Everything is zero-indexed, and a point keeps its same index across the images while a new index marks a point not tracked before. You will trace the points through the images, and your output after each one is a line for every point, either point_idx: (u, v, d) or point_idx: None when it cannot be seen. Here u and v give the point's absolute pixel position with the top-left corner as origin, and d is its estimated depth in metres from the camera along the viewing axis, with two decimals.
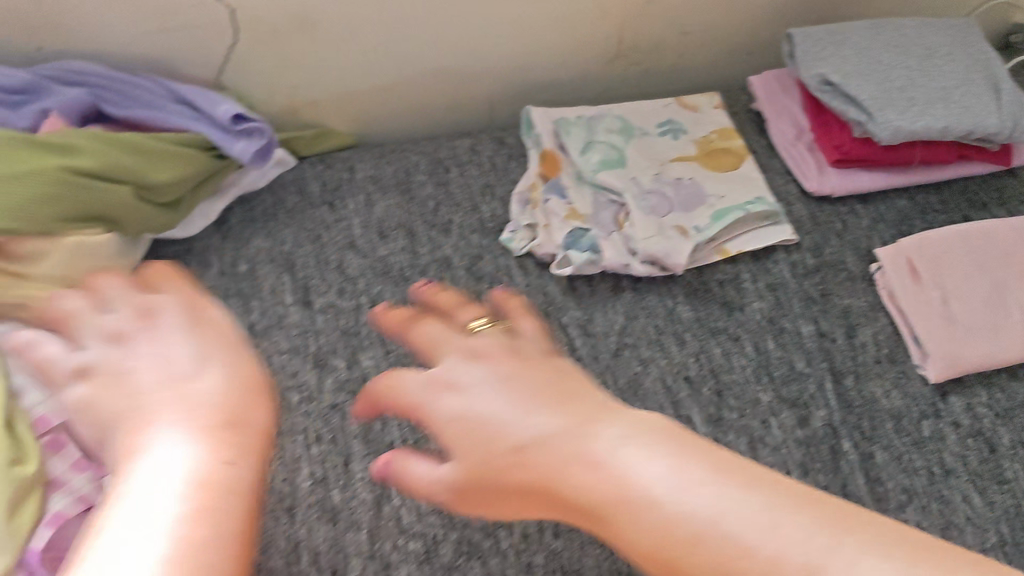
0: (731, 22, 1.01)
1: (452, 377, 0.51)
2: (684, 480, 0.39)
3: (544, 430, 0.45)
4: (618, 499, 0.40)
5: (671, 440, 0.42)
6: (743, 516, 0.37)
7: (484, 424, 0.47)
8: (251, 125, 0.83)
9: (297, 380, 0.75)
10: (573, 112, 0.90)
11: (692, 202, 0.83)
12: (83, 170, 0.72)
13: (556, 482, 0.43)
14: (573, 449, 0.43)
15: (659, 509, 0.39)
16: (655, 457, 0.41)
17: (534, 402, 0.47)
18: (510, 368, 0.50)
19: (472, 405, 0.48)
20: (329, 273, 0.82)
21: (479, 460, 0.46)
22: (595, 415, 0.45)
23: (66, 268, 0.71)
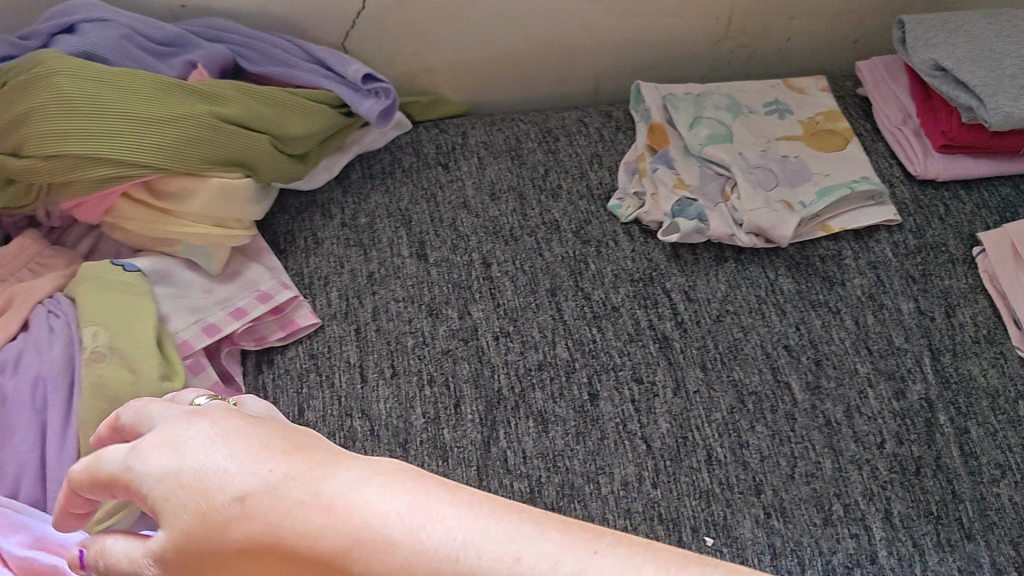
0: (841, 7, 1.02)
1: (169, 436, 0.41)
2: (452, 531, 0.34)
3: (270, 480, 0.38)
4: (344, 551, 0.35)
5: (404, 483, 0.37)
6: (542, 567, 0.33)
7: (201, 484, 0.38)
8: (378, 85, 0.89)
9: (412, 326, 0.80)
10: (682, 88, 0.93)
11: (797, 177, 0.85)
12: (228, 117, 0.79)
13: (276, 536, 0.36)
14: (283, 500, 0.37)
15: (394, 550, 0.34)
16: (395, 500, 0.36)
17: (254, 447, 0.39)
18: (235, 422, 0.41)
19: (182, 453, 0.40)
20: (442, 229, 0.86)
21: (192, 521, 0.38)
22: (324, 458, 0.39)
23: (212, 207, 0.77)
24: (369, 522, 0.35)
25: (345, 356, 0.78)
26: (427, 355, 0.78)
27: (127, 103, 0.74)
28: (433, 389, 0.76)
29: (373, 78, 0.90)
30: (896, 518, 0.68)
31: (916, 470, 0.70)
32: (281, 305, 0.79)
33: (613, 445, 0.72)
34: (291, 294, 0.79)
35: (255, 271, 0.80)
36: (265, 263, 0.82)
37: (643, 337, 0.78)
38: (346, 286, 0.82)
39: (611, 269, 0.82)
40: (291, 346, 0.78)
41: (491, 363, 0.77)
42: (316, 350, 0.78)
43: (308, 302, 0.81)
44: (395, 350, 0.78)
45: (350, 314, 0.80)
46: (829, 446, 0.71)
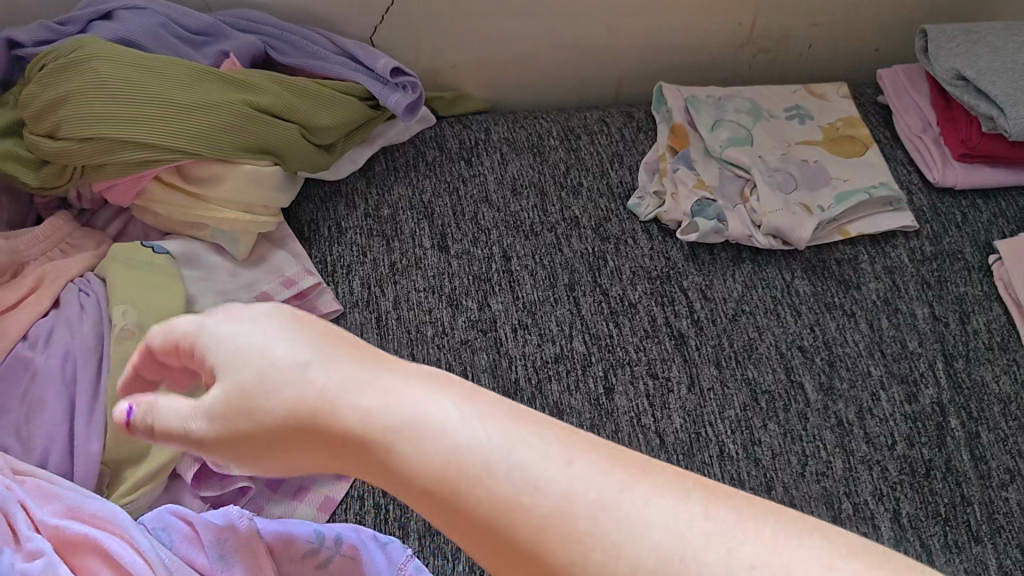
0: (863, 16, 1.03)
1: (242, 314, 0.44)
2: (496, 430, 0.37)
3: (331, 370, 0.41)
4: (390, 431, 0.38)
5: (455, 383, 0.40)
6: (572, 470, 0.36)
7: (266, 372, 0.41)
8: (405, 79, 0.90)
9: (432, 316, 0.81)
10: (704, 92, 0.94)
11: (816, 182, 0.86)
12: (259, 105, 0.80)
13: (325, 412, 0.40)
14: (342, 386, 0.40)
15: (427, 437, 0.38)
16: (445, 398, 0.39)
17: (318, 340, 0.43)
18: (304, 315, 0.44)
19: (250, 333, 0.43)
20: (463, 222, 0.88)
21: (247, 385, 0.41)
22: (379, 359, 0.42)
23: (240, 192, 0.79)
24: (419, 412, 0.39)
25: (365, 343, 0.79)
26: (447, 345, 0.79)
27: (162, 89, 0.77)
28: None
29: (402, 72, 0.91)
30: (905, 518, 0.69)
31: (926, 472, 0.71)
32: (304, 291, 0.80)
33: (627, 437, 0.73)
34: (315, 281, 0.80)
35: (281, 257, 0.82)
36: (290, 250, 0.83)
37: (659, 333, 0.79)
38: (367, 275, 0.83)
39: (629, 266, 0.83)
40: None
41: (509, 354, 0.78)
42: None
43: (331, 289, 0.82)
44: (415, 339, 0.79)
45: (371, 302, 0.82)
46: (840, 446, 0.72)
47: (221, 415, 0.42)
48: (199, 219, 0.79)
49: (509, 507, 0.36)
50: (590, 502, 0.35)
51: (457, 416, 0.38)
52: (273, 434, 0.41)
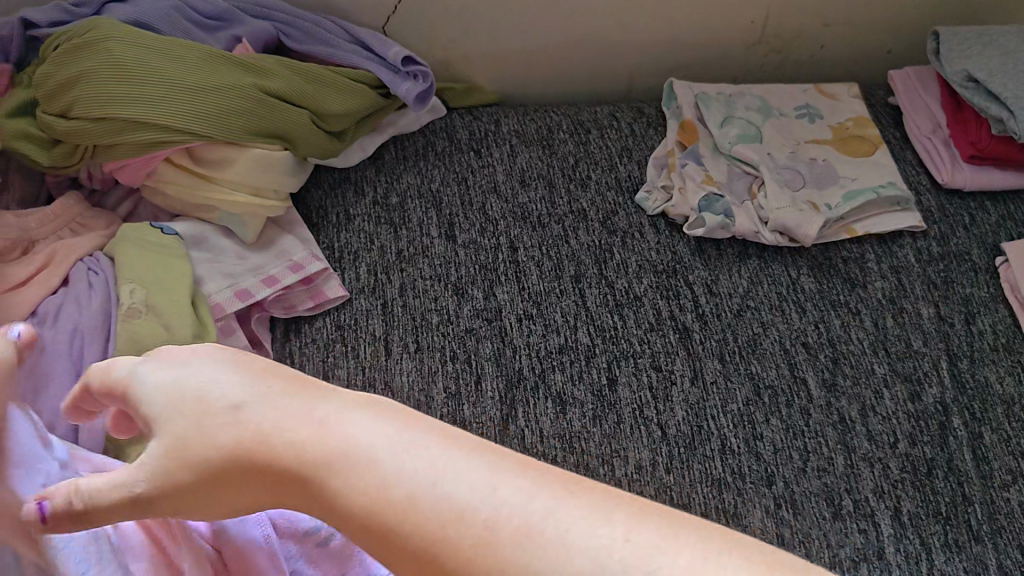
0: (875, 17, 1.03)
1: (173, 356, 0.43)
2: (430, 457, 0.39)
3: (271, 404, 0.41)
4: (331, 461, 0.40)
5: (388, 413, 0.42)
6: (500, 496, 0.37)
7: (208, 403, 0.41)
8: (417, 68, 0.90)
9: (438, 304, 0.81)
10: (715, 89, 0.94)
11: (824, 180, 0.86)
12: (271, 91, 0.81)
13: (263, 449, 0.40)
14: (281, 421, 0.41)
15: (366, 468, 0.39)
16: (378, 428, 0.41)
17: (261, 372, 0.43)
18: (239, 353, 0.44)
19: (192, 370, 0.42)
20: (471, 212, 0.88)
21: (186, 424, 0.40)
22: (314, 391, 0.43)
23: (249, 176, 0.79)
24: (356, 445, 0.40)
25: (371, 329, 0.79)
26: (452, 333, 0.79)
27: (174, 71, 0.77)
28: (456, 365, 0.77)
29: (413, 61, 0.91)
30: (906, 516, 0.69)
31: (927, 471, 0.71)
32: (311, 276, 0.80)
33: (628, 429, 0.73)
34: (322, 267, 0.81)
35: (289, 242, 0.82)
36: (298, 236, 0.84)
37: (663, 326, 0.79)
38: (374, 263, 0.84)
39: (635, 260, 0.84)
40: (319, 316, 0.80)
41: (513, 344, 0.79)
42: (343, 321, 0.80)
43: (338, 275, 0.83)
44: (420, 327, 0.79)
45: (377, 289, 0.82)
46: (842, 443, 0.72)
47: (151, 464, 0.41)
48: (209, 201, 0.80)
49: (440, 535, 0.37)
50: (519, 520, 0.36)
51: (390, 445, 0.40)
52: (216, 481, 0.40)
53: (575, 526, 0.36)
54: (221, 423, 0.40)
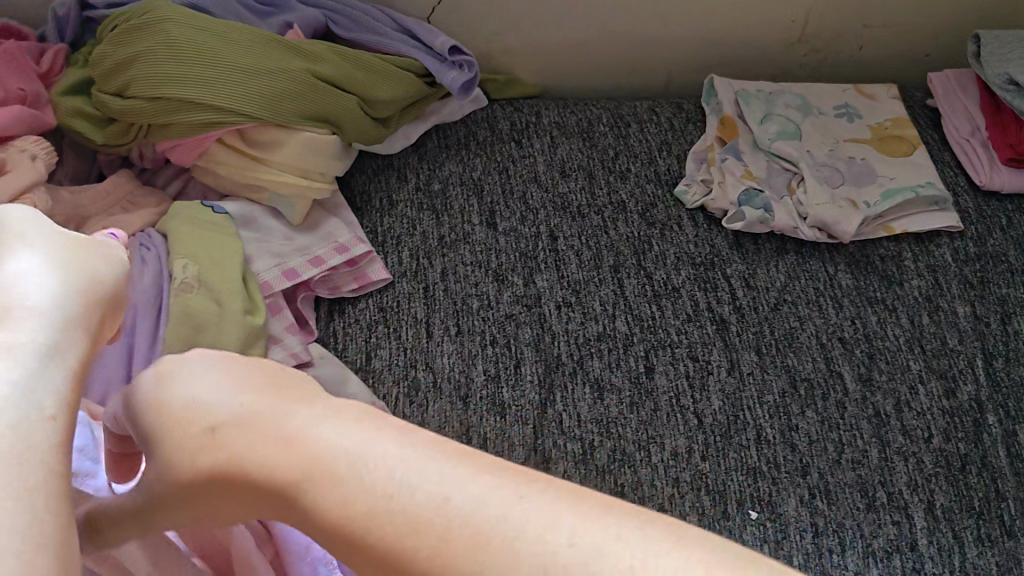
0: (915, 19, 1.04)
1: (162, 365, 0.37)
2: (400, 455, 0.32)
3: (239, 413, 0.35)
4: (309, 474, 0.32)
5: (389, 425, 0.34)
6: (497, 509, 0.30)
7: (185, 404, 0.35)
8: (462, 58, 0.92)
9: (478, 289, 0.83)
10: (755, 86, 0.95)
11: (863, 179, 0.87)
12: (321, 75, 0.82)
13: (237, 468, 0.33)
14: (249, 437, 0.34)
15: (343, 481, 0.32)
16: (371, 440, 0.33)
17: (233, 378, 0.36)
18: (234, 358, 0.38)
19: (185, 379, 0.36)
20: (512, 201, 0.89)
21: (161, 428, 0.35)
22: (310, 397, 0.36)
23: (298, 158, 0.81)
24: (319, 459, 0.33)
25: (413, 312, 0.81)
26: (492, 318, 0.81)
27: (227, 54, 0.78)
28: (495, 349, 0.79)
29: (458, 51, 0.93)
30: (939, 509, 0.70)
31: (961, 466, 0.72)
32: (356, 258, 0.82)
33: (665, 417, 0.74)
34: (366, 249, 0.82)
35: (334, 224, 0.84)
36: (343, 219, 0.85)
37: (701, 318, 0.80)
38: (416, 247, 0.85)
39: (674, 252, 0.85)
40: (362, 298, 0.82)
41: (552, 330, 0.80)
42: (386, 303, 0.81)
43: (381, 259, 0.84)
44: (461, 311, 0.81)
45: (419, 273, 0.83)
46: (877, 436, 0.73)
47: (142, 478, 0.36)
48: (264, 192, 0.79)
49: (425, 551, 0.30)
50: (488, 526, 0.29)
51: (389, 461, 0.32)
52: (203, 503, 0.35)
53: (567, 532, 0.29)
54: (180, 448, 0.34)
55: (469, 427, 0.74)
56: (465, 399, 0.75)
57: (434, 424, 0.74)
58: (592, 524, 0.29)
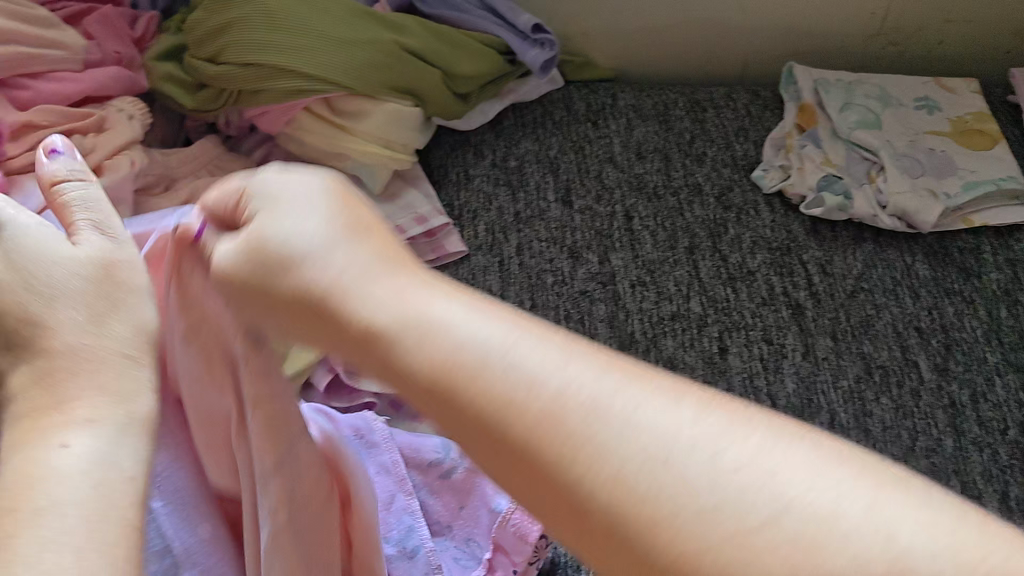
0: (998, 13, 1.02)
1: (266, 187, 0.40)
2: (547, 369, 0.33)
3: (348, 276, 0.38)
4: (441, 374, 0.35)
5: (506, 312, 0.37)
6: (657, 423, 0.32)
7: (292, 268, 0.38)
8: (544, 36, 0.92)
9: (553, 265, 0.83)
10: (834, 75, 0.95)
11: (943, 170, 0.86)
12: (408, 47, 0.83)
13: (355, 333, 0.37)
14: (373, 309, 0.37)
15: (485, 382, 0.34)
16: (501, 329, 0.35)
17: (344, 227, 0.39)
18: (336, 189, 0.41)
19: (276, 213, 0.39)
20: (588, 180, 0.90)
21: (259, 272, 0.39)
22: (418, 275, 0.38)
23: (383, 129, 0.82)
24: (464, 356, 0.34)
25: (488, 285, 0.82)
26: (566, 293, 0.82)
27: (317, 22, 0.80)
28: (569, 324, 0.80)
29: (541, 29, 0.93)
30: (1012, 501, 0.70)
31: None
32: (434, 229, 0.83)
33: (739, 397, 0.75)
34: (445, 221, 0.83)
35: (412, 197, 0.85)
36: (422, 191, 0.86)
37: (777, 302, 0.80)
38: (492, 222, 0.86)
39: (750, 235, 0.85)
40: (438, 269, 0.83)
41: (626, 308, 0.80)
42: (462, 274, 0.83)
43: (458, 231, 0.85)
44: (535, 285, 0.82)
45: (495, 247, 0.85)
46: (952, 426, 0.73)
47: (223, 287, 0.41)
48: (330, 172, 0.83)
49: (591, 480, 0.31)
50: (673, 459, 0.31)
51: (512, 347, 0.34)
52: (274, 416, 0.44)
53: (617, 435, 0.32)
54: (343, 317, 0.37)
55: None
56: None
57: None
58: (676, 400, 0.33)
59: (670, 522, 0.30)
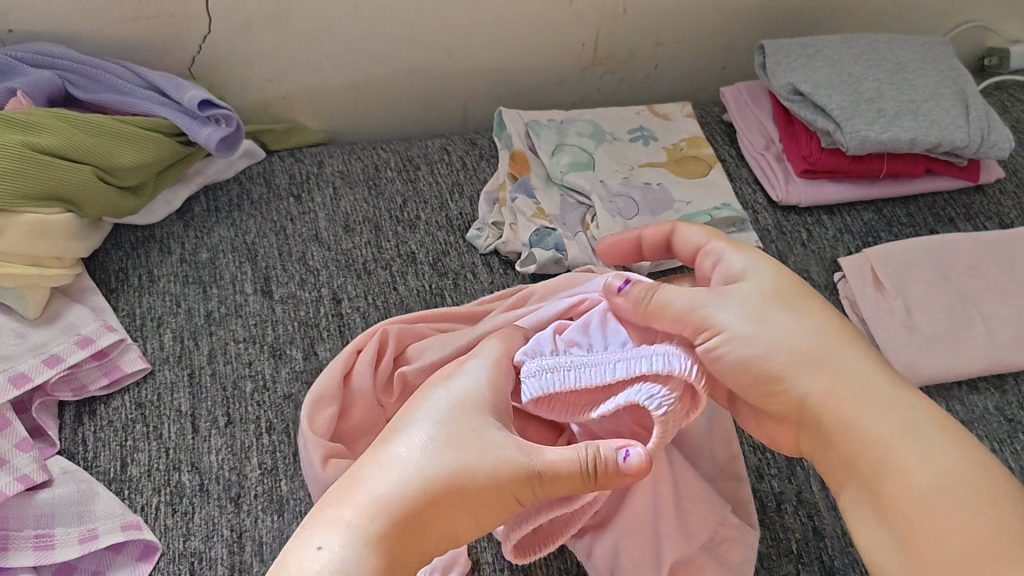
0: (707, 33, 1.01)
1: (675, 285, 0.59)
2: (875, 423, 0.52)
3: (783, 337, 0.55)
4: (873, 450, 0.51)
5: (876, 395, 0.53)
6: (882, 425, 0.51)
7: (768, 355, 0.55)
8: (218, 112, 0.83)
9: (251, 370, 0.73)
10: (545, 116, 0.91)
11: (659, 206, 0.83)
12: (45, 149, 0.73)
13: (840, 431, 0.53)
14: (851, 411, 0.53)
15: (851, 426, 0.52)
16: (885, 417, 0.52)
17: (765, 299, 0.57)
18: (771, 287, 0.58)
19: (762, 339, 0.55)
20: (290, 264, 0.80)
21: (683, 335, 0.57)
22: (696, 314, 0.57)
23: (24, 244, 0.71)
24: (882, 436, 0.51)
25: (175, 405, 0.71)
26: (267, 401, 0.71)
27: None
28: (272, 438, 0.70)
29: (213, 104, 0.84)
30: (756, 558, 0.64)
31: (776, 506, 0.67)
32: (104, 350, 0.72)
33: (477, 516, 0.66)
34: (116, 338, 0.72)
35: (78, 313, 0.74)
36: (89, 304, 0.75)
37: None
38: (180, 328, 0.75)
39: (469, 303, 0.78)
40: (116, 395, 0.71)
41: None
42: (144, 398, 0.71)
43: (138, 345, 0.74)
44: (232, 397, 0.71)
45: (184, 357, 0.74)
46: None
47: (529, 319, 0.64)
48: None
49: (895, 470, 0.50)
50: (878, 460, 0.51)
51: (879, 423, 0.52)
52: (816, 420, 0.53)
53: (914, 451, 0.50)
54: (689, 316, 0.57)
55: (241, 533, 0.64)
56: (236, 501, 0.66)
57: (198, 531, 0.64)
58: (910, 421, 0.51)
59: (906, 459, 0.50)
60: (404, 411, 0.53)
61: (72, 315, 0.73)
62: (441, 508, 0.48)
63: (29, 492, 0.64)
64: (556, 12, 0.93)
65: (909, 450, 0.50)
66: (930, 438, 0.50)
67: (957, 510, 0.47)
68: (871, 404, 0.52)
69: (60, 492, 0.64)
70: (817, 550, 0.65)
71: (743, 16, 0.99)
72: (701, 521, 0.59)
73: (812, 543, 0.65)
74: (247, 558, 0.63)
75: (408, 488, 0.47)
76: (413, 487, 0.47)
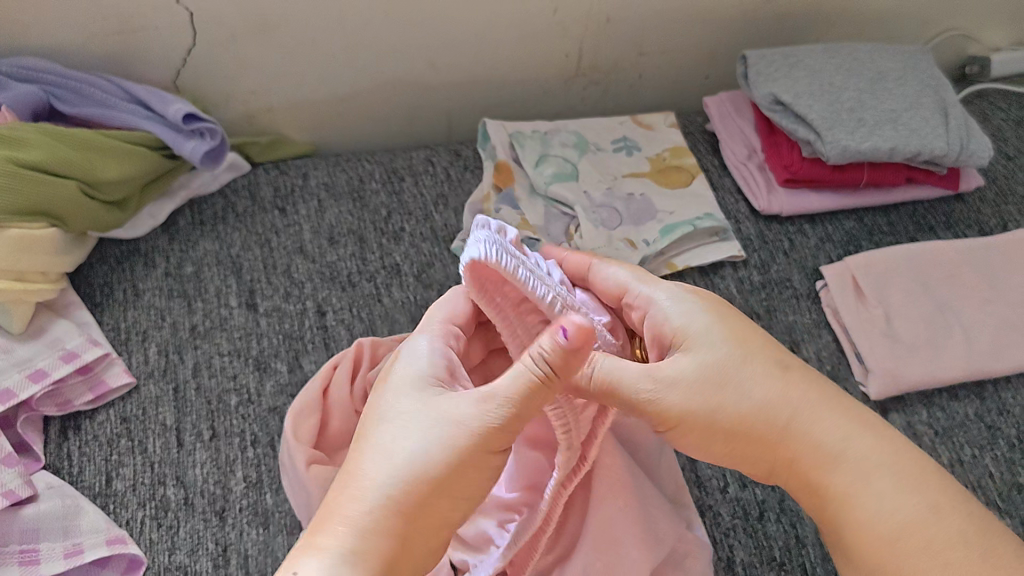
0: (690, 43, 1.01)
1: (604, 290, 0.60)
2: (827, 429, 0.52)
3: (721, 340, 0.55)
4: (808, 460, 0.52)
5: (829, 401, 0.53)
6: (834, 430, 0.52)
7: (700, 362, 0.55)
8: (203, 125, 0.83)
9: (236, 383, 0.73)
10: (529, 127, 0.91)
11: (642, 216, 0.84)
12: (29, 164, 0.73)
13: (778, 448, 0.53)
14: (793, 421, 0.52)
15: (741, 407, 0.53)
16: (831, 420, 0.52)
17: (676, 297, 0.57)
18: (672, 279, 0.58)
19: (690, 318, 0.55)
20: (275, 276, 0.80)
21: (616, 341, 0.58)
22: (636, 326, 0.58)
23: (9, 259, 0.71)
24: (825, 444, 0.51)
25: (160, 419, 0.71)
26: (252, 414, 0.72)
27: None
28: (257, 450, 0.70)
29: (197, 118, 0.84)
30: (738, 566, 0.64)
31: (759, 514, 0.67)
32: (89, 364, 0.72)
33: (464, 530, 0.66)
34: (101, 353, 0.72)
35: (63, 328, 0.74)
36: (74, 319, 0.75)
37: None
38: (165, 341, 0.76)
39: None
40: (100, 409, 0.71)
41: None
42: (129, 412, 0.71)
43: (123, 359, 0.74)
44: (216, 410, 0.72)
45: (168, 371, 0.74)
46: None
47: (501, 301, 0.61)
48: None
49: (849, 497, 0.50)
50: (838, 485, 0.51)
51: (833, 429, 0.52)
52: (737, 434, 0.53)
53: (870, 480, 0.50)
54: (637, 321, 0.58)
55: (226, 547, 0.65)
56: (221, 514, 0.66)
57: (183, 545, 0.65)
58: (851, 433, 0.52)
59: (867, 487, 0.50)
60: (371, 409, 0.51)
61: (57, 330, 0.73)
62: (415, 522, 0.46)
63: (14, 508, 0.64)
64: (539, 23, 0.94)
65: (850, 474, 0.50)
66: (896, 474, 0.50)
67: (921, 545, 0.47)
68: (827, 413, 0.52)
69: (45, 508, 0.64)
70: (799, 557, 0.65)
71: (725, 27, 1.00)
72: (669, 535, 0.60)
73: (794, 551, 0.65)
74: (232, 571, 0.63)
75: (378, 508, 0.46)
76: (383, 510, 0.46)
